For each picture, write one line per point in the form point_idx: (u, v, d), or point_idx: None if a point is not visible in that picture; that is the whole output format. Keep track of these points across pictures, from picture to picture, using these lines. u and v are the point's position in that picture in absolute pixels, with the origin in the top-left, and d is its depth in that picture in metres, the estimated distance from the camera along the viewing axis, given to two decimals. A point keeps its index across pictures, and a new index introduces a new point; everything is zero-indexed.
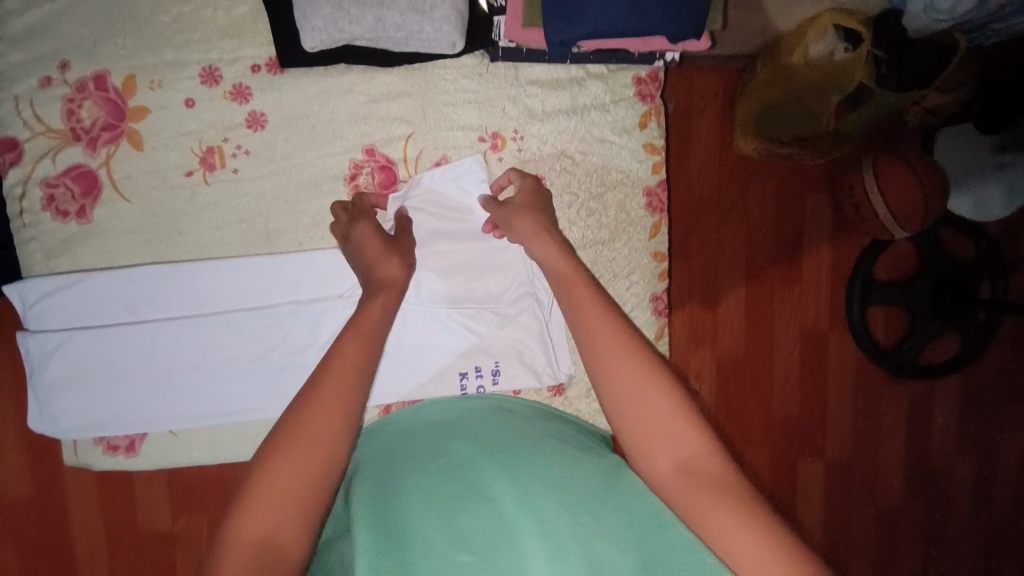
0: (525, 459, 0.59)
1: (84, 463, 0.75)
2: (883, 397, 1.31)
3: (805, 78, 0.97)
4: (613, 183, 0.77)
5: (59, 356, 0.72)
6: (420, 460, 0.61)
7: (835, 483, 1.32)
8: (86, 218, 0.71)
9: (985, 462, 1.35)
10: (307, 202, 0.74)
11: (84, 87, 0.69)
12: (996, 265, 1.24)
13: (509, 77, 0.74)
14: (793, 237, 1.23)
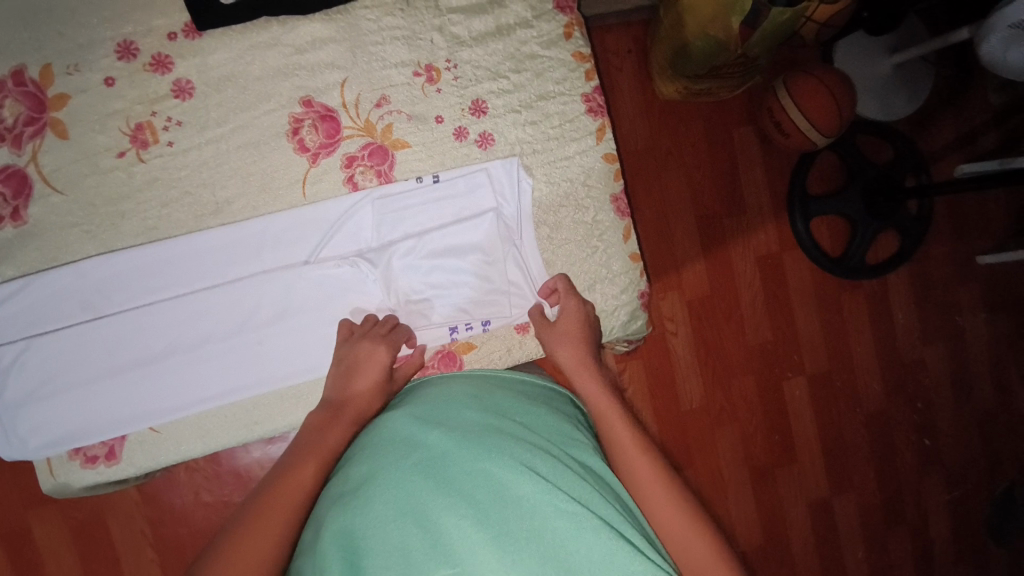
0: (501, 446, 0.57)
1: (64, 484, 0.70)
2: (842, 302, 1.41)
3: (705, 9, 1.06)
4: (552, 96, 0.79)
5: (19, 368, 0.68)
6: (394, 453, 0.57)
7: (818, 394, 1.40)
8: (21, 219, 0.67)
9: (950, 343, 1.45)
10: (252, 163, 0.72)
11: (1, 85, 0.66)
12: (916, 161, 1.35)
13: (430, 8, 0.76)
14: (728, 170, 1.36)
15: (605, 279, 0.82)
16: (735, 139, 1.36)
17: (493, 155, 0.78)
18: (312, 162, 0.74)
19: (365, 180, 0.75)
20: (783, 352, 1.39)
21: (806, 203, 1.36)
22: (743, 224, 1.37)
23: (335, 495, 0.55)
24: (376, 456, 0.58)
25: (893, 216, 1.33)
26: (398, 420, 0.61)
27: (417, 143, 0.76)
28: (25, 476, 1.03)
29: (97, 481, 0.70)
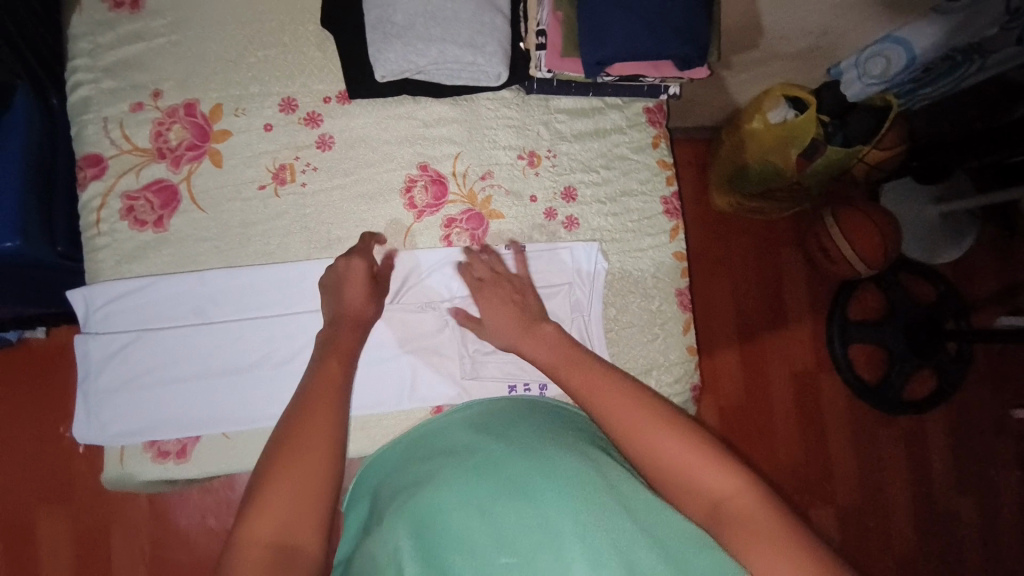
0: (564, 462, 0.57)
1: (130, 474, 0.74)
2: (874, 433, 1.40)
3: (767, 137, 1.17)
4: (635, 193, 0.88)
5: (124, 356, 0.75)
6: (449, 459, 0.60)
7: (844, 525, 1.36)
8: (163, 227, 0.76)
9: (982, 498, 1.40)
10: (368, 212, 0.82)
11: (174, 112, 0.78)
12: (956, 305, 1.40)
13: (540, 107, 0.88)
14: (771, 283, 1.42)
15: (662, 366, 0.85)
16: (780, 256, 1.43)
17: (576, 237, 0.87)
18: (417, 218, 0.83)
19: (459, 240, 0.84)
20: (814, 478, 1.37)
21: (846, 327, 1.40)
22: (782, 336, 1.41)
23: (395, 497, 0.58)
24: (440, 463, 0.59)
25: (932, 355, 1.35)
26: (455, 432, 0.65)
27: (510, 216, 0.85)
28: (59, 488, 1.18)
29: (162, 477, 0.74)
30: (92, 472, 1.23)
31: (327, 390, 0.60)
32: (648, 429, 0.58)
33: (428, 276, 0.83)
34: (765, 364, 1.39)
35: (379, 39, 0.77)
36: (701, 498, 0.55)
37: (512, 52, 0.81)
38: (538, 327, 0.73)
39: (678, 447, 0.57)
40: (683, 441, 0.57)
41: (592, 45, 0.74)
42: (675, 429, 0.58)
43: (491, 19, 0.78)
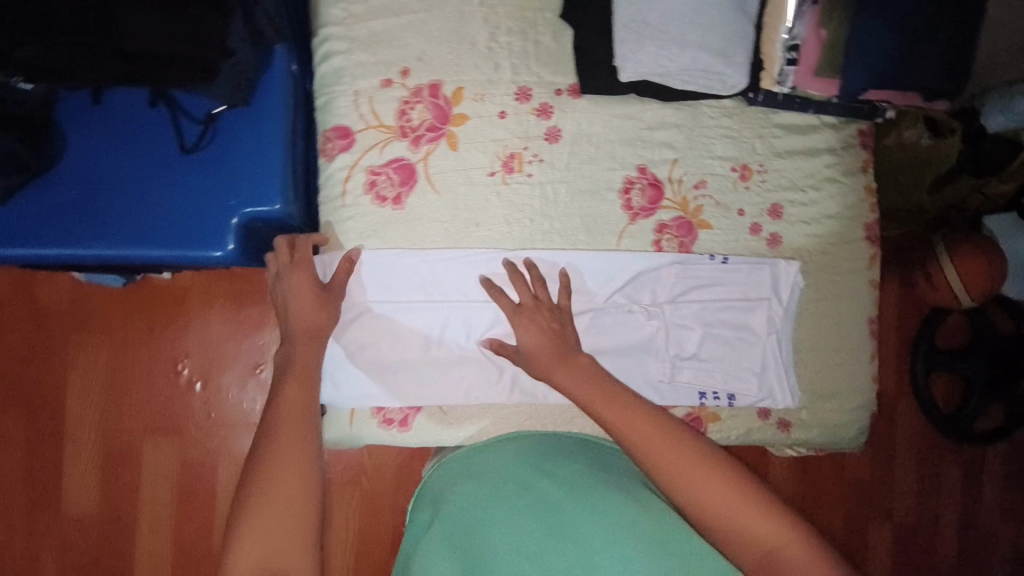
0: (582, 497, 0.65)
1: (358, 436, 0.80)
2: (942, 459, 1.43)
3: (899, 158, 1.14)
4: (838, 216, 0.89)
5: (357, 324, 0.79)
6: (500, 491, 0.67)
7: (899, 544, 1.41)
8: (400, 205, 0.79)
9: None
10: (587, 209, 0.84)
11: (419, 92, 0.79)
12: None
13: (759, 119, 0.87)
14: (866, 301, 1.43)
15: (845, 391, 0.89)
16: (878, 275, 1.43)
17: (776, 255, 0.88)
18: (632, 220, 0.85)
19: (669, 246, 0.85)
20: (882, 500, 1.41)
21: (930, 355, 1.38)
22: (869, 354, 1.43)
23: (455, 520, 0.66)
24: (490, 487, 0.68)
25: (1010, 392, 1.32)
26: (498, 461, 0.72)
27: (717, 228, 0.86)
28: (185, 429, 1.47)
29: (386, 440, 0.81)
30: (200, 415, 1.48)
31: (293, 414, 0.66)
32: (695, 476, 0.61)
33: (454, 275, 0.80)
34: None
35: (632, 38, 0.77)
36: (753, 544, 0.58)
37: (753, 63, 0.80)
38: (574, 358, 0.74)
39: (725, 495, 0.60)
40: (727, 487, 0.60)
41: (856, 68, 0.76)
42: (720, 474, 0.61)
43: (744, 28, 0.77)
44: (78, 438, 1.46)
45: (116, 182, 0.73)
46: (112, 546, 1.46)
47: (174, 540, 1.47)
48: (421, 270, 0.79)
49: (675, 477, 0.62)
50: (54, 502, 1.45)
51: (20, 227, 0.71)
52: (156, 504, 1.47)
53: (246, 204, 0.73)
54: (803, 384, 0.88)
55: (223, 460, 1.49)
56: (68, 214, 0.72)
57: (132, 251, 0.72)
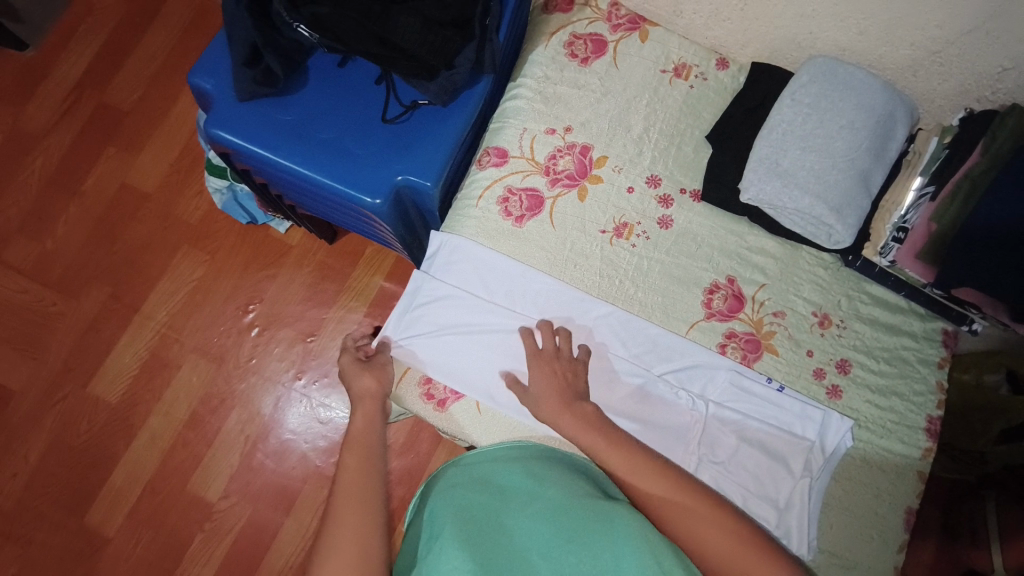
0: (587, 508, 0.70)
1: (400, 398, 0.89)
2: None
3: (977, 398, 1.15)
4: (904, 396, 0.91)
5: (442, 303, 0.89)
6: (512, 500, 0.73)
7: None
8: (519, 224, 0.92)
9: None
10: (671, 293, 0.92)
11: (573, 147, 0.94)
12: None
13: (851, 281, 0.94)
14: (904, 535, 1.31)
15: (864, 570, 0.86)
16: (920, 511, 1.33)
17: (833, 406, 0.90)
18: (707, 318, 0.92)
19: (731, 354, 0.91)
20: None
21: None
22: None
23: (468, 512, 0.71)
24: (503, 497, 0.73)
25: None
26: (509, 473, 0.77)
27: (783, 357, 0.91)
28: (217, 362, 1.57)
29: (420, 411, 0.90)
30: (237, 359, 1.57)
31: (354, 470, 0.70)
32: (689, 517, 0.69)
33: (536, 296, 0.90)
34: None
35: (763, 171, 0.89)
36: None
37: (858, 231, 0.90)
38: (581, 413, 0.79)
39: (724, 543, 0.66)
40: (719, 530, 0.67)
41: (955, 265, 0.80)
42: (721, 521, 0.68)
43: (861, 198, 0.88)
44: (140, 327, 1.59)
45: (323, 121, 0.91)
46: (113, 434, 1.53)
47: (165, 456, 1.52)
48: (511, 280, 0.90)
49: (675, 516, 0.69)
50: (87, 376, 1.56)
51: (241, 123, 0.90)
52: (168, 414, 1.54)
53: (409, 174, 0.88)
54: (822, 542, 0.86)
55: (241, 404, 1.55)
56: (279, 128, 0.90)
57: (311, 173, 0.88)
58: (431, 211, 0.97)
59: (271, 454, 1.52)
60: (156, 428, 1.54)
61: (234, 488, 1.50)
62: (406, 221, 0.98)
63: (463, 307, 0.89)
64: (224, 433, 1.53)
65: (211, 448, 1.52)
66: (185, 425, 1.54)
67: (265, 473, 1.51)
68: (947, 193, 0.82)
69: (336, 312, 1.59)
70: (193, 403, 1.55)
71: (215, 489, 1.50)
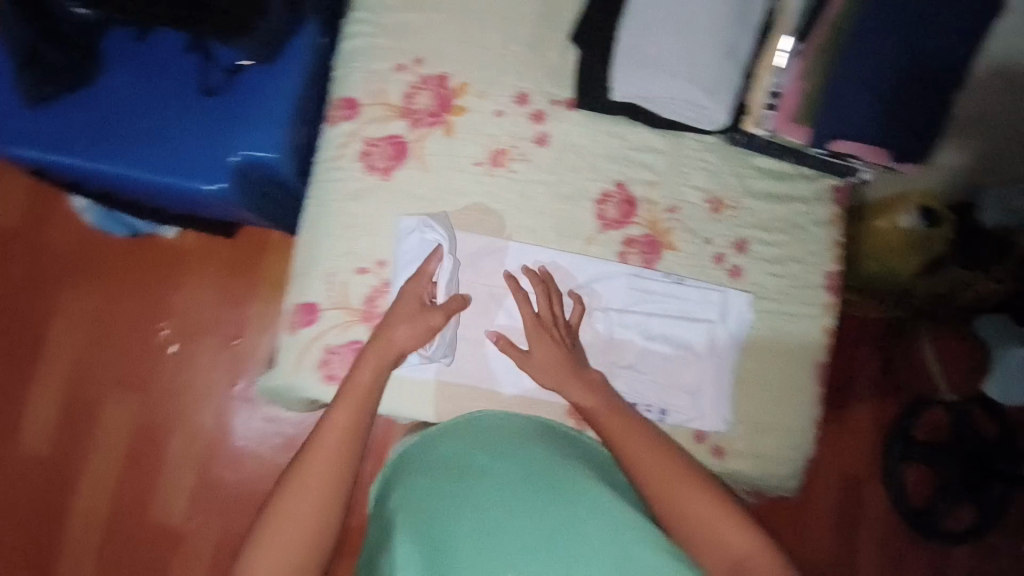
0: (549, 484, 0.68)
1: (297, 385, 0.83)
2: (905, 551, 1.42)
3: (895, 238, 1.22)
4: (801, 261, 0.93)
5: (328, 284, 0.84)
6: (471, 478, 0.70)
7: None
8: (388, 176, 0.85)
9: None
10: (562, 211, 0.89)
11: (427, 79, 0.86)
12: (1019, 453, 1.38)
13: (739, 159, 0.92)
14: (847, 389, 1.44)
15: (783, 429, 0.93)
16: (863, 357, 1.44)
17: (734, 286, 0.92)
18: (602, 229, 0.89)
19: (633, 261, 0.89)
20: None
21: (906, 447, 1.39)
22: (842, 435, 1.43)
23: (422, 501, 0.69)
24: (461, 481, 0.70)
25: (980, 493, 1.36)
26: (467, 452, 0.74)
27: (684, 251, 0.91)
28: (144, 390, 1.48)
29: (323, 396, 0.83)
30: (165, 379, 1.48)
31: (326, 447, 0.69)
32: (679, 491, 0.70)
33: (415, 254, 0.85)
34: (821, 464, 1.41)
35: (630, 64, 0.83)
36: (724, 554, 0.66)
37: (738, 105, 0.86)
38: None
39: (705, 505, 0.68)
40: (702, 501, 0.69)
41: (832, 118, 0.79)
42: (701, 494, 0.69)
43: (733, 71, 0.83)
44: (47, 373, 1.46)
45: (136, 110, 0.79)
46: (55, 487, 1.45)
47: (117, 494, 1.45)
48: (383, 243, 0.85)
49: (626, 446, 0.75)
50: (5, 439, 1.44)
51: (41, 132, 0.78)
52: (110, 450, 1.46)
53: (242, 147, 0.78)
54: (737, 414, 0.91)
55: (181, 425, 1.48)
56: (86, 129, 0.78)
57: (132, 171, 0.77)
58: (290, 180, 0.87)
59: (228, 464, 1.47)
60: (100, 471, 1.45)
61: (201, 503, 1.46)
62: (266, 198, 0.89)
63: (342, 286, 0.84)
64: (174, 458, 1.47)
65: (163, 473, 1.47)
66: (131, 461, 1.46)
67: (229, 484, 1.47)
68: (817, 46, 0.80)
69: (255, 308, 1.50)
70: (133, 434, 1.47)
71: (180, 513, 1.46)
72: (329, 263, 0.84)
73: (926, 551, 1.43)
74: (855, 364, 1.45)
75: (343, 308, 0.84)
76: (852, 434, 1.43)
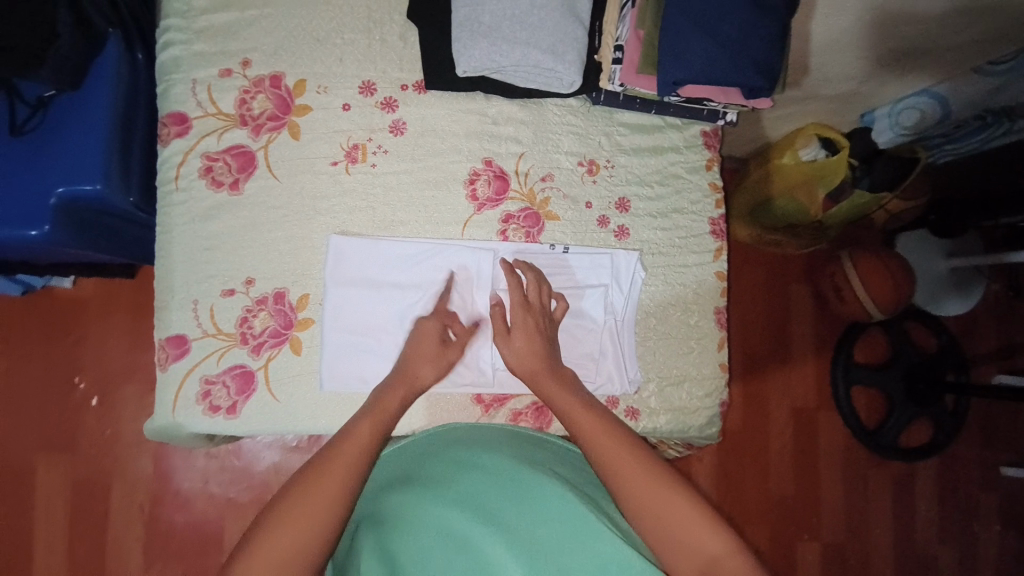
0: (515, 494, 0.62)
1: (184, 424, 0.78)
2: (864, 471, 1.45)
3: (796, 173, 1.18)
4: (685, 210, 0.92)
5: (195, 311, 0.79)
6: (429, 491, 0.62)
7: (826, 562, 1.40)
8: (237, 191, 0.80)
9: (962, 551, 1.45)
10: (431, 197, 0.85)
11: (261, 82, 0.81)
12: (958, 359, 1.41)
13: (604, 118, 0.91)
14: (783, 326, 1.46)
15: (693, 379, 0.90)
16: (793, 291, 1.46)
17: (623, 246, 0.90)
18: (477, 211, 0.86)
19: (514, 237, 0.87)
20: (802, 512, 1.41)
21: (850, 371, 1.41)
22: (787, 371, 1.45)
23: (376, 522, 0.62)
24: (422, 492, 0.63)
25: (929, 405, 1.38)
26: (430, 463, 0.67)
27: (565, 219, 0.88)
28: None
29: (214, 429, 0.78)
30: None
31: (341, 459, 0.59)
32: (645, 485, 0.59)
33: (284, 269, 0.81)
34: (769, 402, 1.43)
35: (466, 35, 0.80)
36: (695, 553, 0.55)
37: (586, 63, 0.84)
38: None
39: (678, 504, 0.57)
40: (677, 499, 0.58)
41: (671, 61, 0.77)
42: (677, 488, 0.58)
43: (573, 29, 0.81)
44: None
45: None
46: None
47: None
48: (244, 261, 0.80)
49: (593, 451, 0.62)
50: None
51: None
52: (46, 524, 1.19)
53: (62, 185, 0.74)
54: (649, 373, 0.89)
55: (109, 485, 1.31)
56: None
57: None
58: (128, 211, 0.82)
59: (179, 506, 1.22)
60: None
61: (155, 561, 1.20)
62: (109, 235, 0.84)
63: (207, 313, 0.79)
64: None
65: None
66: None
67: None
68: None
69: None
70: None
71: None
72: (190, 292, 0.79)
73: (885, 468, 1.46)
74: (790, 299, 1.47)
75: (212, 335, 0.79)
76: (797, 365, 1.45)
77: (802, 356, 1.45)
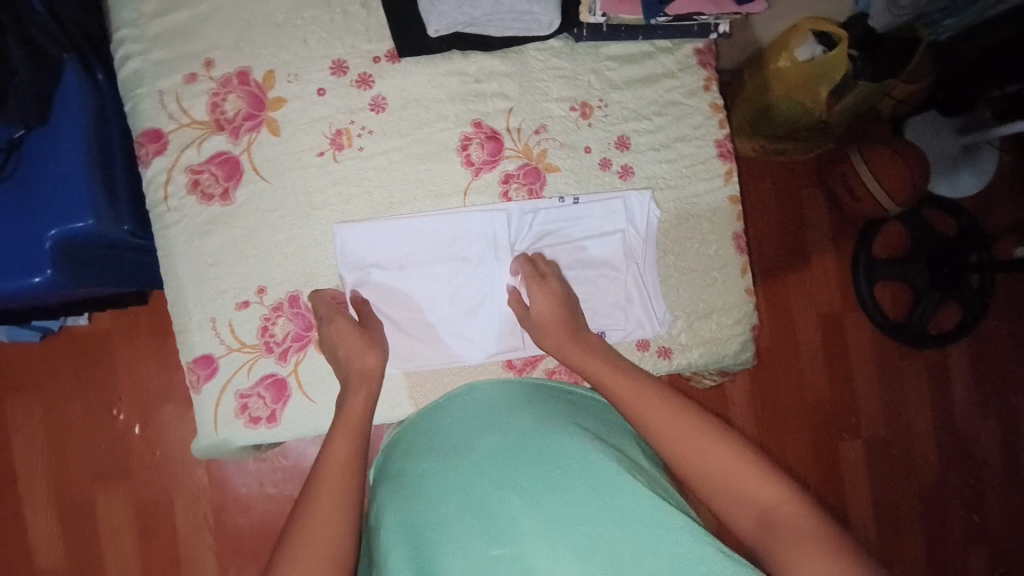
0: (536, 458, 0.57)
1: (226, 440, 0.79)
2: (899, 366, 1.44)
3: (794, 76, 1.09)
4: (688, 138, 0.88)
5: (216, 330, 0.79)
6: (452, 458, 0.58)
7: (872, 461, 1.42)
8: (229, 200, 0.78)
9: (1005, 426, 1.47)
10: (427, 171, 0.82)
11: (228, 82, 0.77)
12: (981, 238, 1.37)
13: (589, 54, 0.86)
14: (801, 234, 1.41)
15: (721, 309, 0.89)
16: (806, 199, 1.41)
17: (631, 187, 0.86)
18: (475, 176, 0.83)
19: (518, 196, 0.84)
20: (840, 413, 1.41)
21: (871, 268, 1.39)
22: (810, 279, 1.42)
23: (399, 493, 0.58)
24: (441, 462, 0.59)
25: (956, 288, 1.36)
26: (446, 428, 0.63)
27: (566, 168, 0.85)
28: None
29: (256, 440, 0.80)
30: None
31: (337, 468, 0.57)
32: (693, 448, 0.56)
33: (295, 270, 0.80)
34: (796, 313, 1.40)
35: None
36: (743, 505, 0.53)
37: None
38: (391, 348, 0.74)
39: (722, 458, 0.55)
40: (720, 452, 0.55)
41: None
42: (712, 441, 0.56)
43: None
44: None
45: None
46: None
47: None
48: (252, 269, 0.79)
49: (658, 432, 0.58)
50: None
51: None
52: (116, 550, 1.21)
53: (54, 225, 0.72)
54: (676, 310, 0.88)
55: None
56: None
57: None
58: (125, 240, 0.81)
59: (240, 509, 1.24)
60: None
61: (228, 563, 1.23)
62: (114, 267, 0.83)
63: (229, 328, 0.79)
64: None
65: None
66: None
67: None
68: None
69: None
70: None
71: None
72: (207, 309, 0.78)
73: (920, 359, 1.45)
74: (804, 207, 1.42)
75: (238, 349, 0.79)
76: (819, 269, 1.41)
77: (823, 261, 1.42)
